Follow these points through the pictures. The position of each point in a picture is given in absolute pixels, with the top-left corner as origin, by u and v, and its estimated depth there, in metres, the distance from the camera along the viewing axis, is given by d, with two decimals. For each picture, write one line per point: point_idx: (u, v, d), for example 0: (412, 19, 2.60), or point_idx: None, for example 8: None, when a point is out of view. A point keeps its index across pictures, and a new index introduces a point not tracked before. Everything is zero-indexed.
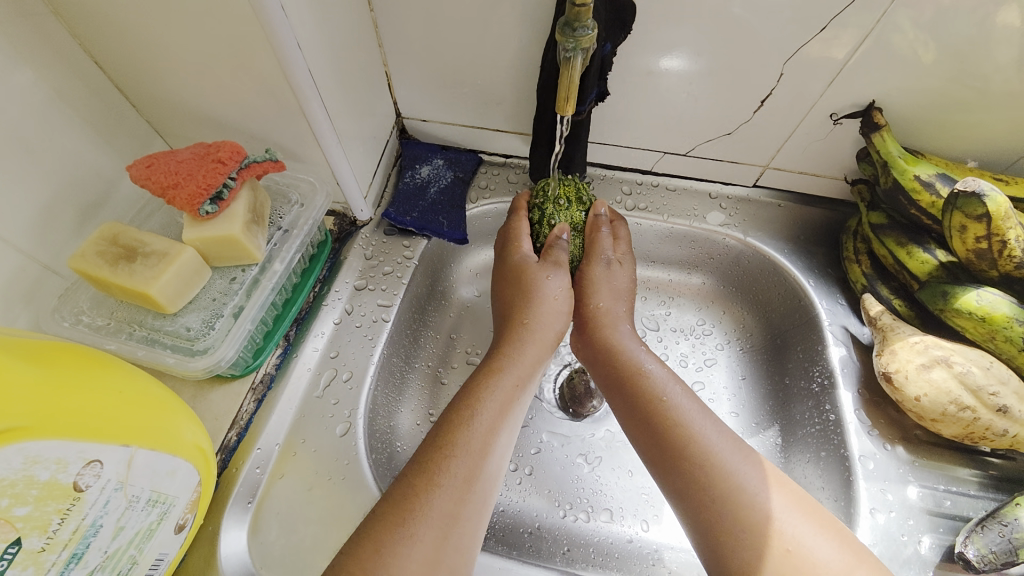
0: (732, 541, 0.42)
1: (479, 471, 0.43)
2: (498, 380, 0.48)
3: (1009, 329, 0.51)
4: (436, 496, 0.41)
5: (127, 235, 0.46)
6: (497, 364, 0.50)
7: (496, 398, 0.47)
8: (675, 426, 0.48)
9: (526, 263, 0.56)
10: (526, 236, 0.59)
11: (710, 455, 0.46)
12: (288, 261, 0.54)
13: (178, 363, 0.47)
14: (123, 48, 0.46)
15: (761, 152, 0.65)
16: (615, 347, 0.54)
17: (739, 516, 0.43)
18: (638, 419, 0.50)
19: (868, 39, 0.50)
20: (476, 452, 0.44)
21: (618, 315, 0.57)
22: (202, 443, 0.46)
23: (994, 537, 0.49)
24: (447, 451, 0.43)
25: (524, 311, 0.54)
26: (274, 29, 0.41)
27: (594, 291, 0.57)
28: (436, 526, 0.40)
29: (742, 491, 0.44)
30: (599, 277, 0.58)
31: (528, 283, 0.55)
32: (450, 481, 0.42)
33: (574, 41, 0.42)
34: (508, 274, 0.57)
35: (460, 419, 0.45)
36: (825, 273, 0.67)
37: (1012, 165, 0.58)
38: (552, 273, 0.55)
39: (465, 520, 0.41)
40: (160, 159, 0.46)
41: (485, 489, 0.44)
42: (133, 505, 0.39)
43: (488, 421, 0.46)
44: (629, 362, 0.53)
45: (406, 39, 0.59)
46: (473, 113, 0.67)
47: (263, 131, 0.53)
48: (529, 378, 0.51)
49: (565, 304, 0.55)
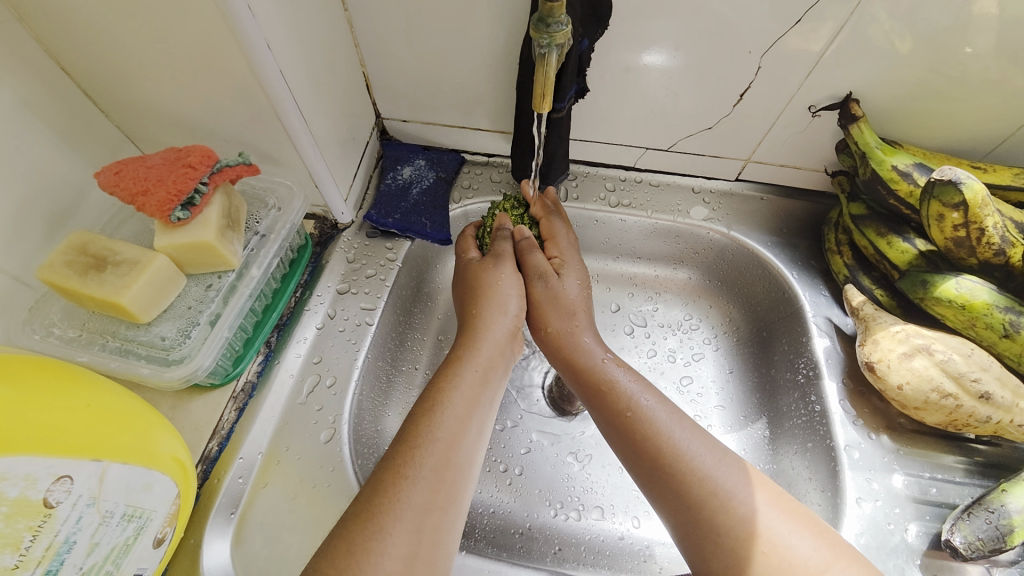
0: (711, 543, 0.43)
1: (450, 458, 0.43)
2: (458, 369, 0.48)
3: (988, 315, 0.51)
4: (405, 489, 0.40)
5: (97, 244, 0.45)
6: (456, 356, 0.50)
7: (462, 390, 0.47)
8: (645, 435, 0.47)
9: (471, 263, 0.58)
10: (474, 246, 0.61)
11: (683, 460, 0.45)
12: (266, 266, 0.53)
13: (153, 373, 0.46)
14: (89, 51, 0.45)
15: (742, 146, 0.65)
16: (576, 358, 0.53)
17: (718, 520, 0.43)
18: (611, 429, 0.49)
19: (844, 31, 0.50)
20: (442, 441, 0.43)
21: (574, 330, 0.55)
22: (180, 454, 0.45)
23: (981, 524, 0.49)
24: (412, 442, 0.43)
25: (481, 309, 0.53)
26: (243, 29, 0.40)
27: (541, 311, 0.56)
28: (410, 520, 0.39)
29: (719, 496, 0.44)
30: (542, 297, 0.56)
31: (481, 285, 0.55)
32: (418, 472, 0.41)
33: (548, 37, 0.41)
34: (465, 278, 0.57)
35: (425, 412, 0.45)
36: (808, 265, 0.67)
37: (989, 153, 0.59)
38: (495, 266, 0.56)
39: (440, 510, 0.41)
40: (129, 165, 0.45)
41: (460, 477, 0.43)
42: (107, 520, 0.38)
43: (455, 414, 0.45)
44: (597, 370, 0.52)
45: (384, 39, 0.58)
46: (454, 113, 0.67)
47: (238, 135, 0.52)
48: (492, 367, 0.50)
49: (514, 288, 0.55)
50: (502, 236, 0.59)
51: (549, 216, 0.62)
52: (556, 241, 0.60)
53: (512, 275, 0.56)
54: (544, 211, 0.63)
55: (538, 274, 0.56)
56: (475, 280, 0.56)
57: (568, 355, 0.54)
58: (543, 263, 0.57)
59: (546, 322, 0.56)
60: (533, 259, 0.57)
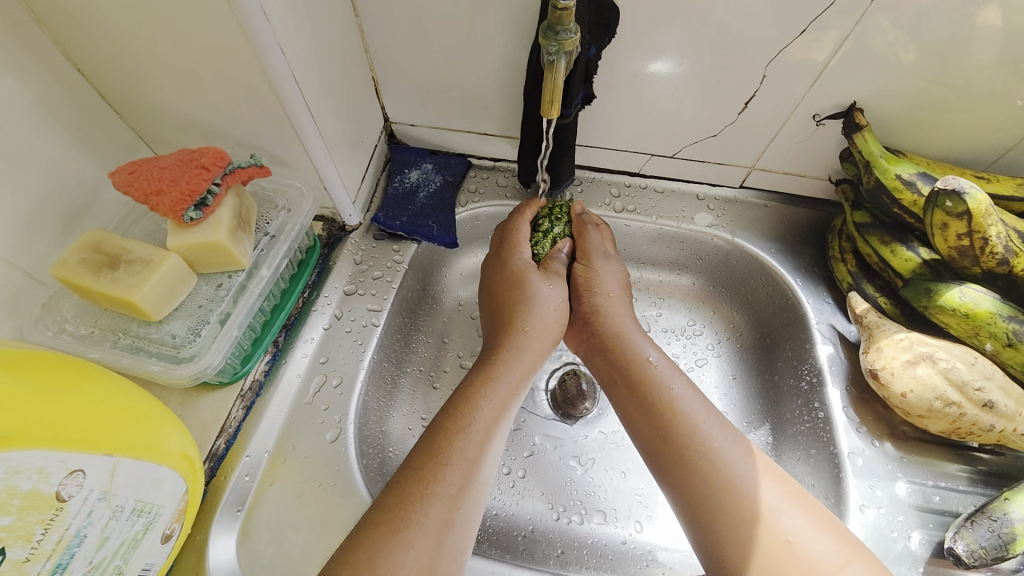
0: (729, 529, 0.43)
1: (473, 477, 0.43)
2: (494, 387, 0.48)
3: (992, 324, 0.52)
4: (431, 504, 0.40)
5: (110, 243, 0.46)
6: (492, 370, 0.50)
7: (491, 405, 0.47)
8: (675, 419, 0.48)
9: (526, 267, 0.56)
10: (525, 244, 0.58)
11: (709, 446, 0.46)
12: (276, 266, 0.54)
13: (163, 371, 0.47)
14: (107, 54, 0.46)
15: (746, 153, 0.65)
16: (613, 334, 0.55)
17: (738, 506, 0.43)
18: (640, 416, 0.50)
19: (848, 40, 0.50)
20: (469, 460, 0.43)
21: (621, 309, 0.57)
22: (189, 451, 0.45)
23: (984, 533, 0.49)
24: (443, 458, 0.43)
25: (519, 318, 0.54)
26: (257, 33, 0.41)
27: (600, 281, 0.57)
28: (431, 534, 0.39)
29: (740, 480, 0.44)
30: (603, 269, 0.58)
31: (524, 286, 0.55)
32: (446, 488, 0.42)
33: (557, 45, 0.42)
34: (508, 272, 0.56)
35: (456, 425, 0.45)
36: (811, 272, 0.68)
37: (992, 163, 0.59)
38: (550, 282, 0.56)
39: (459, 526, 0.41)
40: (143, 165, 0.45)
41: (479, 494, 0.44)
42: (117, 515, 0.38)
43: (482, 430, 0.45)
44: (631, 355, 0.53)
45: (393, 44, 0.59)
46: (461, 118, 0.68)
47: (250, 137, 0.53)
48: (523, 385, 0.51)
49: (558, 313, 0.56)
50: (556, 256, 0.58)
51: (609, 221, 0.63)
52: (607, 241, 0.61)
53: (560, 297, 0.56)
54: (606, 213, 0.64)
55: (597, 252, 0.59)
56: (523, 273, 0.56)
57: (605, 331, 0.55)
58: (604, 245, 0.59)
59: (607, 288, 0.57)
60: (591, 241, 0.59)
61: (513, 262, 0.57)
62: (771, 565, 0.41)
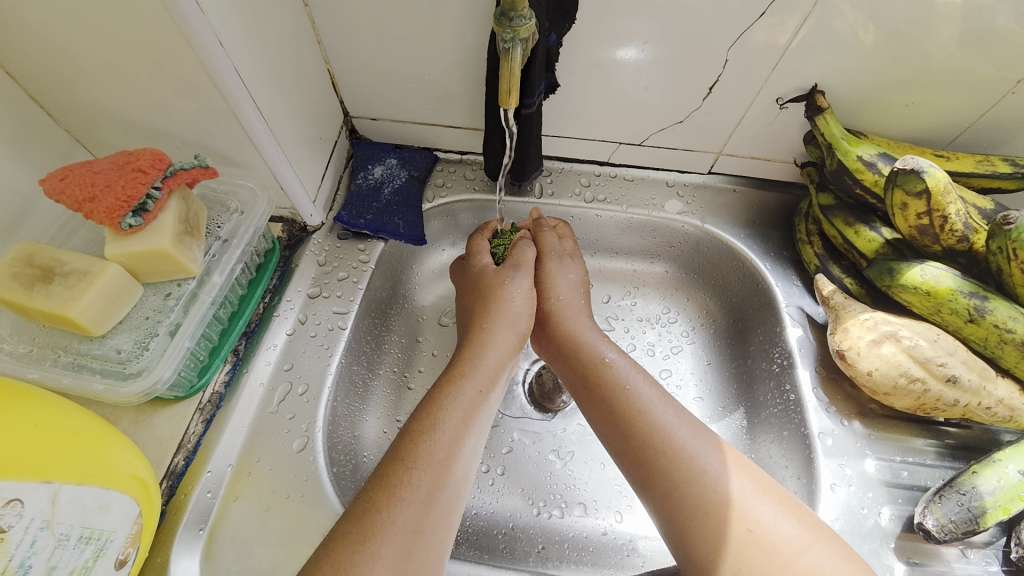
0: (695, 515, 0.43)
1: (443, 480, 0.42)
2: (460, 385, 0.46)
3: (953, 300, 0.52)
4: (398, 510, 0.39)
5: (44, 254, 0.43)
6: (457, 369, 0.48)
7: (459, 406, 0.45)
8: (636, 416, 0.47)
9: (485, 269, 0.56)
10: (488, 252, 0.59)
11: (671, 442, 0.46)
12: (229, 272, 0.51)
13: (108, 389, 0.44)
14: (27, 52, 0.43)
15: (713, 138, 0.65)
16: (572, 333, 0.54)
17: (702, 499, 0.43)
18: (603, 410, 0.49)
19: (808, 21, 0.50)
20: (439, 462, 0.42)
21: (578, 308, 0.56)
22: (140, 471, 0.43)
23: (953, 507, 0.50)
24: (409, 462, 0.42)
25: (484, 315, 0.52)
26: (191, 26, 0.39)
27: (551, 285, 0.57)
28: (400, 540, 0.38)
29: (703, 476, 0.44)
30: (555, 273, 0.57)
31: (488, 287, 0.54)
32: (414, 493, 0.40)
33: (512, 31, 0.41)
34: (478, 287, 0.55)
35: (422, 427, 0.43)
36: (780, 255, 0.68)
37: (952, 141, 0.60)
38: (512, 276, 0.55)
39: (430, 531, 0.40)
40: (75, 170, 0.42)
41: (452, 498, 0.42)
42: (63, 543, 0.36)
43: (451, 429, 0.44)
44: (591, 353, 0.52)
45: (348, 34, 0.56)
46: (423, 111, 0.65)
47: (196, 137, 0.50)
48: (493, 382, 0.49)
49: (525, 305, 0.53)
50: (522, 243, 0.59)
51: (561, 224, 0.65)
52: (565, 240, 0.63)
53: (529, 290, 0.54)
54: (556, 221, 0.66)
55: (550, 251, 0.59)
56: (489, 287, 0.54)
57: (565, 338, 0.54)
58: (558, 245, 0.60)
59: (557, 292, 0.56)
60: (546, 240, 0.60)
61: (479, 268, 0.57)
62: (734, 555, 0.42)
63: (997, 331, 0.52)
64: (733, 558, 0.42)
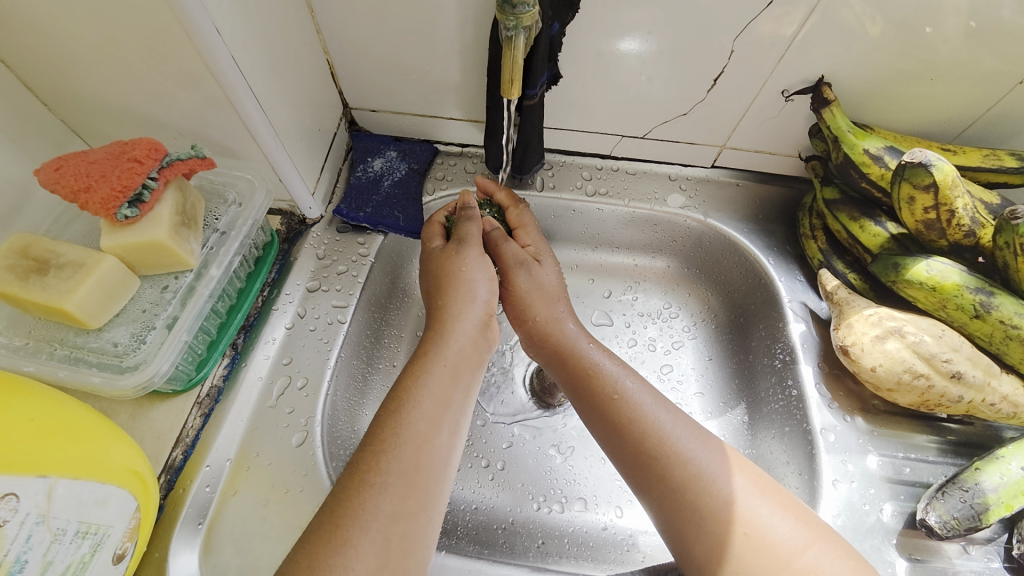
0: (694, 517, 0.43)
1: (419, 463, 0.41)
2: (425, 365, 0.46)
3: (959, 296, 0.52)
4: (369, 497, 0.38)
5: (39, 245, 0.43)
6: (424, 351, 0.48)
7: (432, 389, 0.45)
8: (630, 421, 0.47)
9: (433, 251, 0.56)
10: (439, 234, 0.58)
11: (667, 444, 0.45)
12: (227, 265, 0.51)
13: (105, 383, 0.44)
14: (18, 38, 0.42)
15: (717, 131, 0.64)
16: (561, 344, 0.53)
17: (699, 502, 0.43)
18: (598, 416, 0.49)
19: (815, 13, 0.49)
20: (409, 444, 0.41)
21: (559, 317, 0.55)
22: (137, 465, 0.43)
23: (956, 504, 0.50)
24: (377, 447, 0.41)
25: (443, 296, 0.51)
26: (188, 13, 0.38)
27: (527, 304, 0.56)
28: (376, 529, 0.37)
29: (701, 479, 0.44)
30: (525, 287, 0.56)
31: (438, 271, 0.54)
32: (384, 478, 0.39)
33: (515, 19, 0.40)
34: (429, 269, 0.55)
35: (392, 412, 0.43)
36: (783, 250, 0.67)
37: (959, 135, 0.59)
38: (458, 250, 0.54)
39: (410, 516, 0.39)
40: (70, 160, 0.42)
41: (432, 481, 0.41)
42: (59, 538, 0.36)
43: (423, 412, 0.43)
44: (581, 361, 0.51)
45: (347, 24, 0.55)
46: (424, 103, 0.65)
47: (193, 127, 0.49)
48: (464, 363, 0.48)
49: (481, 274, 0.53)
50: (467, 216, 0.57)
51: (516, 204, 0.63)
52: (524, 230, 0.62)
53: (477, 258, 0.53)
54: (512, 200, 0.64)
55: (516, 264, 0.56)
56: (439, 267, 0.54)
57: (555, 344, 0.53)
58: (520, 252, 0.57)
59: (535, 312, 0.55)
60: (508, 249, 0.57)
61: (429, 251, 0.56)
62: (734, 558, 0.41)
63: (1003, 327, 0.51)
64: (732, 560, 0.41)
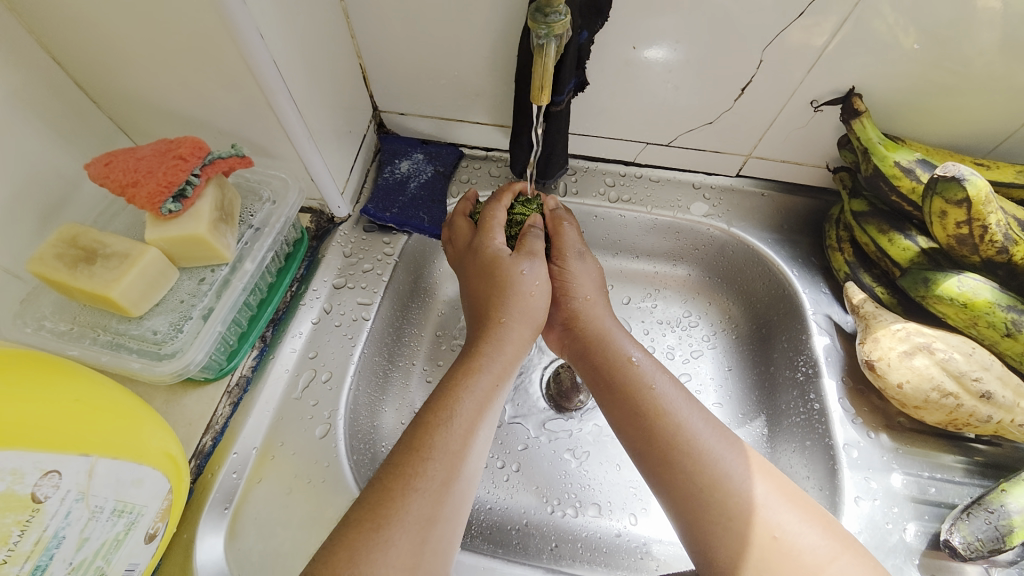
0: (718, 521, 0.43)
1: (458, 470, 0.42)
2: (477, 378, 0.46)
3: (991, 314, 0.51)
4: (412, 500, 0.39)
5: (88, 236, 0.45)
6: (474, 362, 0.48)
7: (474, 398, 0.45)
8: (659, 417, 0.47)
9: (499, 255, 0.53)
10: (500, 227, 0.56)
11: (695, 443, 0.45)
12: (260, 260, 0.53)
13: (144, 368, 0.46)
14: (77, 42, 0.44)
15: (743, 140, 0.64)
16: (596, 334, 0.54)
17: (725, 505, 0.43)
18: (626, 411, 0.49)
19: (848, 23, 0.49)
20: (451, 453, 0.42)
21: (601, 307, 0.56)
22: (171, 449, 0.45)
23: (981, 525, 0.49)
24: (424, 453, 0.41)
25: (501, 308, 0.51)
26: (234, 19, 0.40)
27: (576, 283, 0.56)
28: (414, 530, 0.38)
29: (727, 481, 0.44)
30: (578, 272, 0.56)
31: (499, 275, 0.52)
32: (428, 483, 0.40)
33: (547, 28, 0.41)
34: (484, 269, 0.53)
35: (438, 420, 0.43)
36: (808, 261, 0.67)
37: (994, 149, 0.58)
38: (526, 265, 0.53)
39: (444, 521, 0.40)
40: (119, 156, 0.44)
41: (464, 488, 0.43)
42: (97, 515, 0.38)
43: (466, 421, 0.44)
44: (615, 352, 0.52)
45: (379, 29, 0.57)
46: (452, 107, 0.66)
47: (232, 127, 0.51)
48: (508, 374, 0.49)
49: (542, 300, 0.53)
50: (534, 233, 0.55)
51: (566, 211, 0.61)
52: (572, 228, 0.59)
53: (543, 281, 0.53)
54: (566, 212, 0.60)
55: (569, 250, 0.57)
56: (501, 273, 0.52)
57: (592, 331, 0.54)
58: (579, 241, 0.58)
59: (583, 292, 0.56)
60: (567, 234, 0.58)
61: (490, 251, 0.54)
62: (756, 562, 0.41)
63: None
64: (754, 565, 0.41)
